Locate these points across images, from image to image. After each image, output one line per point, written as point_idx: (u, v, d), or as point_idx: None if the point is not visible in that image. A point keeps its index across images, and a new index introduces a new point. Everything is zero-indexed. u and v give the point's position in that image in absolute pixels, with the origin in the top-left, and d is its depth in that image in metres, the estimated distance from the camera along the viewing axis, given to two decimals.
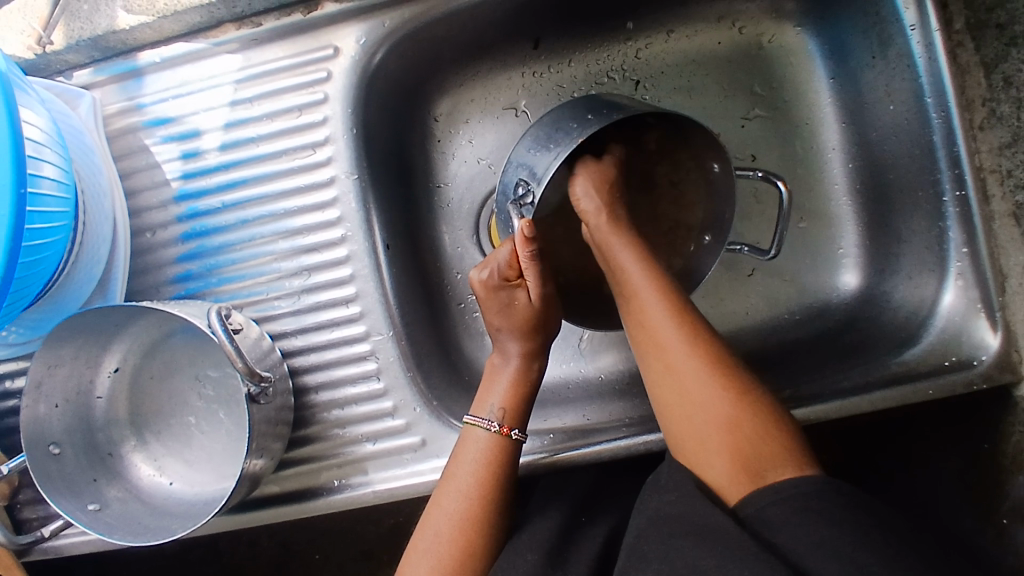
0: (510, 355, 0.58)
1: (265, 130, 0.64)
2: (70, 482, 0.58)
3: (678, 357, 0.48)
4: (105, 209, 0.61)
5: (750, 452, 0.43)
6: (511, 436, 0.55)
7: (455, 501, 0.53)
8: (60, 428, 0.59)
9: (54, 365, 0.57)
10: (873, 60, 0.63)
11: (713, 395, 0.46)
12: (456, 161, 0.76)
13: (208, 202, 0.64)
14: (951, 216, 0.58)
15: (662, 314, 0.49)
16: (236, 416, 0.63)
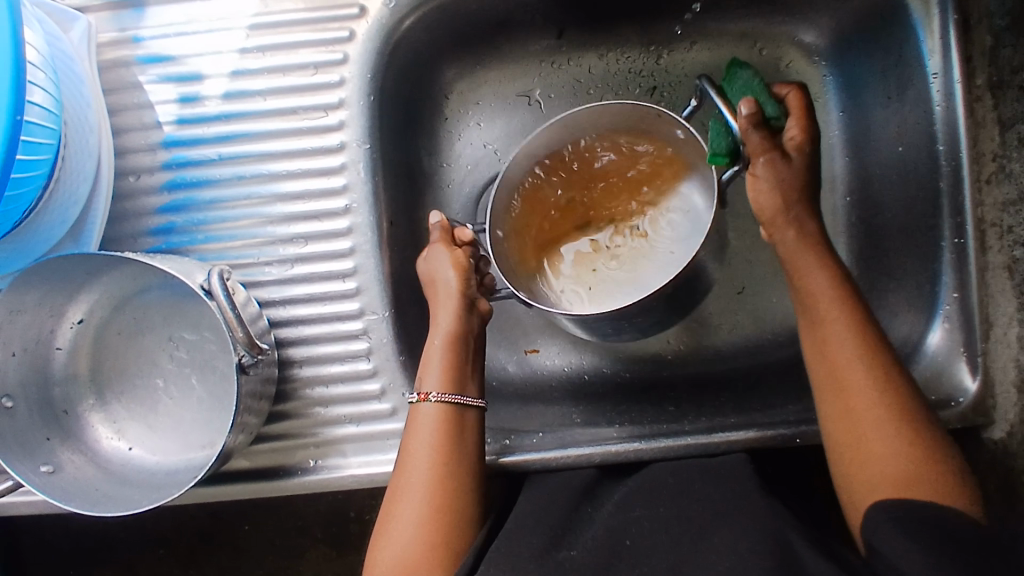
0: (445, 327, 0.60)
1: (275, 84, 0.60)
2: (22, 439, 0.54)
3: (859, 393, 0.49)
4: (90, 145, 0.55)
5: (902, 467, 0.46)
6: (428, 402, 0.56)
7: (423, 469, 0.54)
8: (15, 380, 0.54)
9: (16, 310, 0.53)
10: (887, 100, 0.65)
11: (869, 393, 0.48)
12: (463, 143, 0.74)
13: (201, 152, 0.60)
14: (946, 261, 0.60)
15: (866, 381, 0.49)
16: (211, 383, 0.59)
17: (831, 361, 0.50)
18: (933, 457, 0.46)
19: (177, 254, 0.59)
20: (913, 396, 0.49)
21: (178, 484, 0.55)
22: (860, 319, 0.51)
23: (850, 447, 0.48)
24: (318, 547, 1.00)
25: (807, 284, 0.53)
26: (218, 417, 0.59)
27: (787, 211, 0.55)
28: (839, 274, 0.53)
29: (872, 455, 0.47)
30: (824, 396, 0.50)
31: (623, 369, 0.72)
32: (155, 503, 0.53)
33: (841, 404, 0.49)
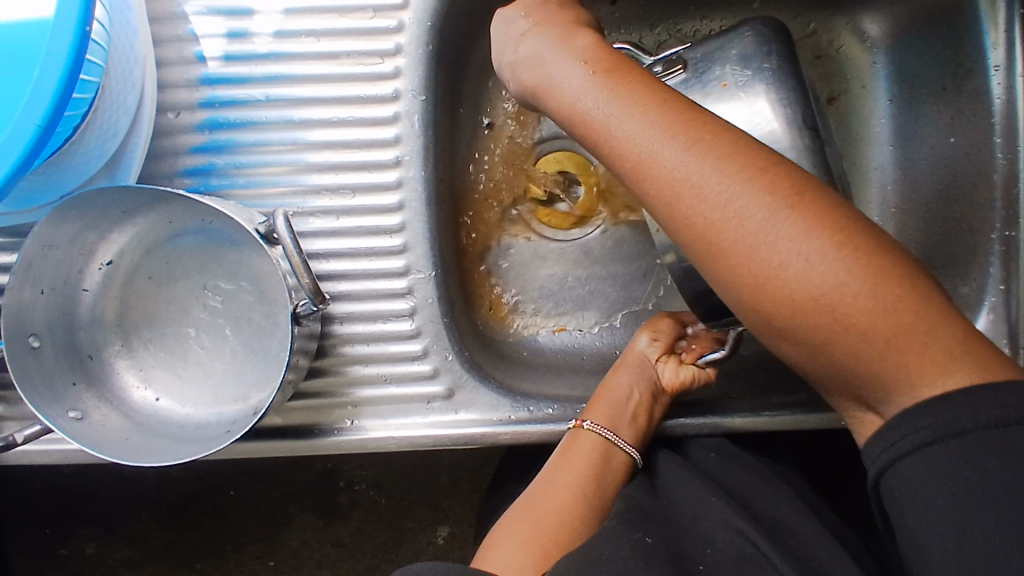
0: (625, 378, 0.61)
1: (330, 25, 0.57)
2: (47, 383, 0.51)
3: (789, 288, 0.40)
4: (133, 77, 0.52)
5: (874, 339, 0.40)
6: (581, 428, 0.57)
7: (557, 493, 0.54)
8: (41, 319, 0.51)
9: (48, 246, 0.50)
10: (941, 91, 0.64)
11: (796, 274, 0.40)
12: (502, 102, 0.71)
13: (248, 91, 0.57)
14: (994, 253, 0.60)
15: (794, 261, 0.40)
16: (245, 336, 0.57)
17: (725, 267, 0.42)
18: (896, 309, 0.39)
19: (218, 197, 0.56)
20: (849, 243, 0.40)
21: (211, 440, 0.53)
22: (702, 162, 0.42)
23: (808, 347, 0.42)
24: (305, 514, 1.01)
25: (625, 161, 0.44)
26: (252, 371, 0.56)
27: (657, 140, 0.43)
28: (659, 131, 0.43)
29: (845, 345, 0.40)
30: (738, 299, 0.43)
31: None
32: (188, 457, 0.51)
33: (765, 302, 0.41)
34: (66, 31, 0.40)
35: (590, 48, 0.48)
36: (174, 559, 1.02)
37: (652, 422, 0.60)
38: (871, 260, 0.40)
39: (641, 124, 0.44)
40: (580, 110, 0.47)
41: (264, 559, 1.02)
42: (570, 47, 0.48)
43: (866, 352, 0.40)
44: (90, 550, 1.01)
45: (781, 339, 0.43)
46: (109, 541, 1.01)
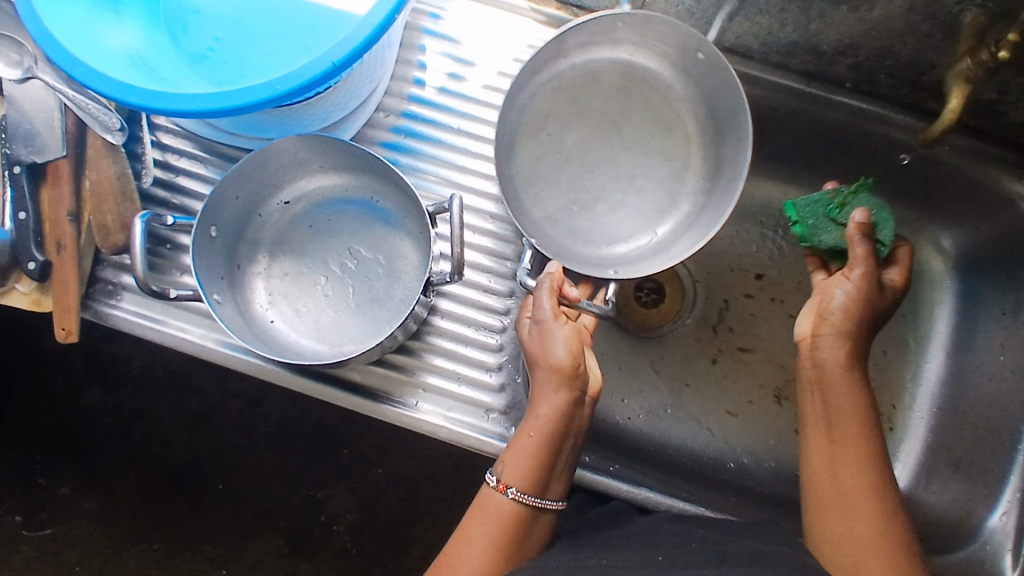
0: (542, 426, 0.57)
1: None
2: (209, 266, 0.61)
3: (839, 478, 0.55)
4: (375, 76, 0.66)
5: (857, 532, 0.52)
6: (503, 494, 0.56)
7: (481, 555, 0.54)
8: (225, 217, 0.62)
9: (260, 164, 0.61)
10: (1000, 316, 0.73)
11: (852, 484, 0.54)
12: None
13: (446, 119, 0.70)
14: (1017, 463, 0.67)
15: (852, 465, 0.55)
16: (362, 300, 0.64)
17: (823, 459, 0.56)
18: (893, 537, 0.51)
19: (336, 189, 0.66)
20: (885, 489, 0.54)
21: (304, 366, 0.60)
22: (827, 369, 0.59)
23: (819, 494, 0.55)
24: (275, 535, 1.06)
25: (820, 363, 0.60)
26: (354, 328, 0.64)
27: (852, 366, 0.59)
28: (849, 362, 0.59)
29: (840, 527, 0.53)
30: (813, 485, 0.56)
31: (699, 457, 0.76)
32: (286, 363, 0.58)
33: (818, 487, 0.56)
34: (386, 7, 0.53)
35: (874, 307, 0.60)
36: (137, 525, 1.07)
37: (571, 461, 0.60)
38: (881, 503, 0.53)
39: (851, 365, 0.59)
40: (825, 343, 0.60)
41: None
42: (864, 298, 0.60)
43: (842, 523, 0.53)
44: (64, 490, 1.06)
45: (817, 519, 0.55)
46: (88, 490, 1.06)
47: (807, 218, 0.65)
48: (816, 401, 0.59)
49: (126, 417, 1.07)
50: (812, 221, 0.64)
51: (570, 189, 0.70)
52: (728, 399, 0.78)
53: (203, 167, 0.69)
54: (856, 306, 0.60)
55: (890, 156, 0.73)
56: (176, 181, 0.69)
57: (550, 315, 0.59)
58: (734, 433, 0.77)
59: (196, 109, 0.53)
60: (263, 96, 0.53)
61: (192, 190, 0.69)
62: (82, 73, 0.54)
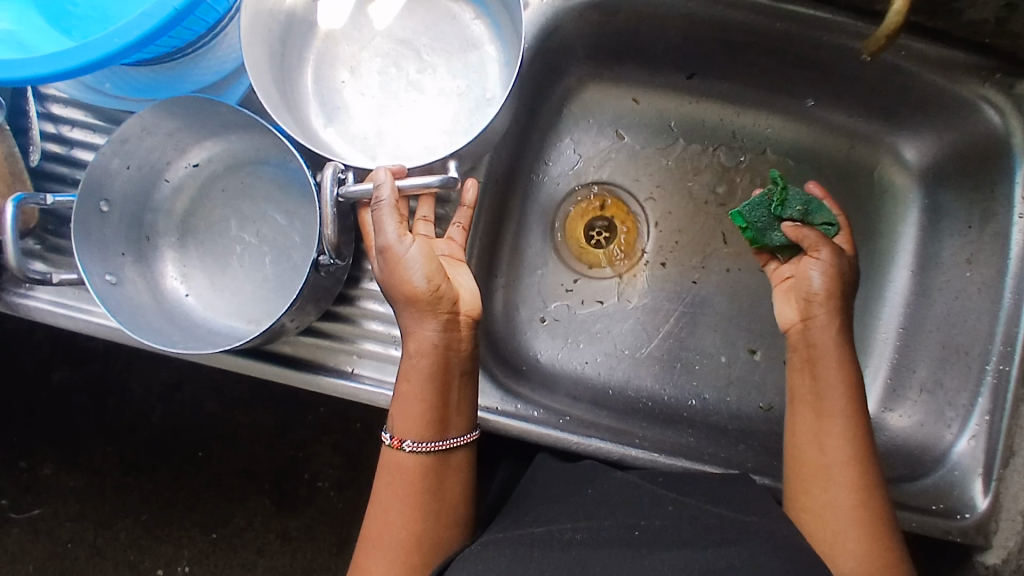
0: (419, 365, 0.53)
1: (434, 34, 0.63)
2: (102, 244, 0.57)
3: (823, 459, 0.53)
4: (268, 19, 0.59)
5: (841, 519, 0.51)
6: (401, 449, 0.53)
7: (401, 519, 0.52)
8: (119, 188, 0.58)
9: (146, 130, 0.56)
10: (966, 229, 0.69)
11: (840, 468, 0.52)
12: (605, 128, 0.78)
13: (342, 69, 0.62)
14: (986, 383, 0.64)
15: (838, 446, 0.53)
16: (281, 269, 0.60)
17: (805, 439, 0.54)
18: (877, 526, 0.50)
19: (239, 150, 0.61)
20: (875, 477, 0.52)
21: (211, 345, 0.58)
22: (810, 347, 0.56)
23: (799, 474, 0.54)
24: (261, 496, 1.02)
25: (807, 339, 0.57)
26: (274, 299, 0.60)
27: (840, 344, 0.56)
28: (839, 340, 0.56)
29: (824, 514, 0.51)
30: (792, 465, 0.54)
31: (659, 399, 0.73)
32: (186, 350, 0.56)
33: (798, 467, 0.54)
34: None
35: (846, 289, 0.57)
36: (122, 499, 1.02)
37: (470, 390, 0.56)
38: (868, 489, 0.51)
39: (840, 343, 0.56)
40: (814, 320, 0.57)
41: (207, 528, 1.02)
42: (843, 278, 0.57)
43: (823, 507, 0.51)
44: (47, 471, 1.02)
45: (795, 497, 0.53)
46: (71, 467, 1.02)
47: (760, 221, 0.62)
48: (802, 372, 0.56)
49: (98, 392, 1.03)
50: (763, 224, 0.62)
51: (416, 114, 0.61)
52: (690, 336, 0.75)
53: (97, 137, 0.63)
54: (835, 287, 0.57)
55: (845, 64, 0.67)
56: (71, 154, 0.63)
57: (394, 237, 0.53)
58: (695, 371, 0.74)
59: (40, 75, 0.45)
60: (110, 53, 0.45)
61: (88, 163, 0.63)
62: None
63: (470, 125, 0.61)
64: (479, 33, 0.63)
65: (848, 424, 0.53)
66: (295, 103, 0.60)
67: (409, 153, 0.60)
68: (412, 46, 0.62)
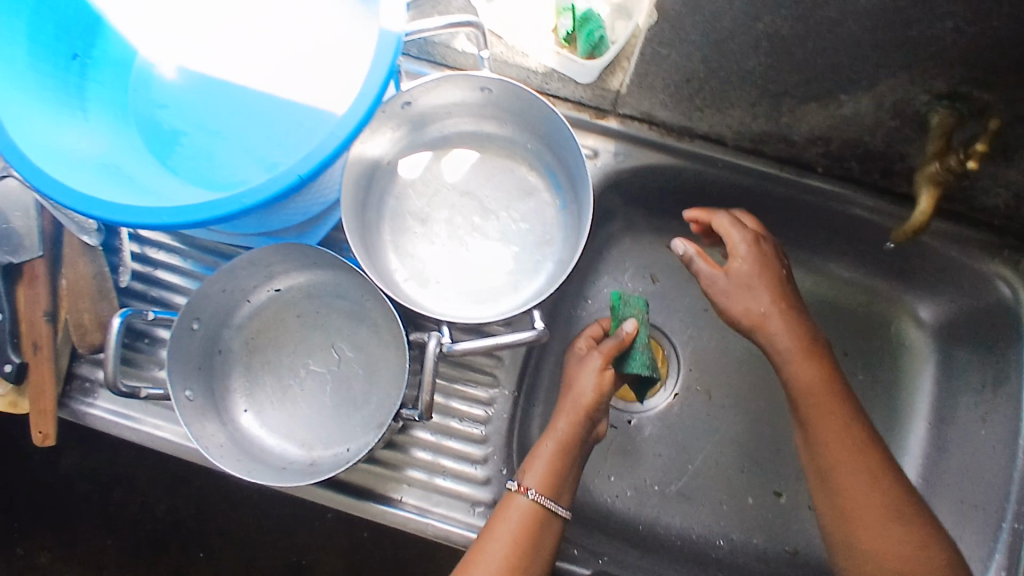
0: (556, 435, 0.63)
1: (498, 188, 0.69)
2: (185, 359, 0.60)
3: (847, 480, 0.59)
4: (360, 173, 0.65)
5: (879, 530, 0.57)
6: (525, 495, 0.60)
7: (498, 554, 0.57)
8: (210, 308, 0.62)
9: (252, 262, 0.62)
10: (981, 389, 0.73)
11: (871, 491, 0.58)
12: (641, 270, 0.83)
13: (413, 214, 0.68)
14: (1004, 543, 0.66)
15: (860, 473, 0.59)
16: (343, 399, 0.65)
17: (833, 461, 0.60)
18: (913, 525, 0.57)
19: (312, 282, 0.66)
20: (885, 470, 0.59)
21: (267, 468, 0.61)
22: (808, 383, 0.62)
23: (836, 506, 0.59)
24: None
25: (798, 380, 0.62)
26: (334, 427, 0.64)
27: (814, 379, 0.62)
28: (828, 373, 0.63)
29: (863, 526, 0.58)
30: (825, 508, 0.60)
31: (687, 539, 0.76)
32: (252, 476, 0.59)
33: (841, 504, 0.59)
34: (360, 111, 0.49)
35: (801, 329, 0.64)
36: None
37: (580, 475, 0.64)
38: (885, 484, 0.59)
39: (829, 375, 0.62)
40: (794, 369, 0.62)
41: None
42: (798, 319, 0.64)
43: (846, 511, 0.58)
44: (44, 560, 1.00)
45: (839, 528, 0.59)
46: (67, 559, 1.00)
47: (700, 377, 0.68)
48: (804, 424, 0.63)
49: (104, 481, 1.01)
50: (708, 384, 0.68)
51: (484, 257, 0.68)
52: (718, 474, 0.78)
53: (182, 259, 0.68)
54: (796, 315, 0.64)
55: (869, 232, 0.73)
56: (154, 274, 0.68)
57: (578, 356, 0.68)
58: (720, 509, 0.77)
59: (162, 225, 0.49)
60: (229, 212, 0.49)
61: (173, 286, 0.68)
62: (49, 186, 0.51)
63: (537, 266, 0.67)
64: (536, 184, 0.69)
65: (858, 469, 0.59)
66: (374, 249, 0.66)
67: (482, 295, 0.67)
68: (478, 198, 0.69)
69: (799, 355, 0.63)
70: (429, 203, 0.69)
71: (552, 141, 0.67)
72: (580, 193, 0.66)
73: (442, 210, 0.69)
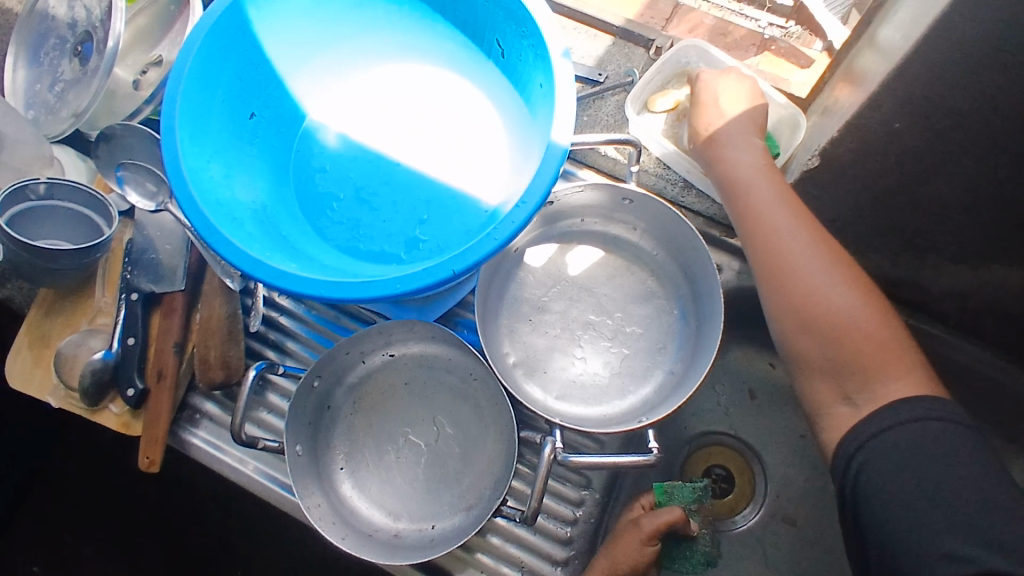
0: None
1: (618, 289, 0.70)
2: (301, 413, 0.63)
3: (895, 434, 0.47)
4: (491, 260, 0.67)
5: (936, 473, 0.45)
6: None
7: None
8: (332, 367, 0.65)
9: (380, 328, 0.64)
10: None
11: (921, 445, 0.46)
12: (740, 383, 0.82)
13: (533, 302, 0.70)
14: None
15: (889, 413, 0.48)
16: (437, 475, 0.65)
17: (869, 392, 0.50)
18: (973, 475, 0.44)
19: (426, 354, 0.68)
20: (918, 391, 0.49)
21: (356, 534, 0.62)
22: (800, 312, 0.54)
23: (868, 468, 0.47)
24: None
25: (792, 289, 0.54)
26: (424, 503, 0.64)
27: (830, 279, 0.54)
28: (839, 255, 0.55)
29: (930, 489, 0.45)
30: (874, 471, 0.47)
31: None
32: (343, 541, 0.59)
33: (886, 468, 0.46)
34: (517, 220, 0.51)
35: (823, 250, 0.55)
36: None
37: None
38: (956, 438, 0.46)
39: (819, 260, 0.55)
40: (813, 297, 0.53)
41: None
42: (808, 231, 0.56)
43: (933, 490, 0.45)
44: None
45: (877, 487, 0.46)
46: None
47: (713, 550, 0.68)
48: (800, 328, 0.54)
49: None
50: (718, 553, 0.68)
51: (595, 355, 0.68)
52: None
53: (304, 308, 0.72)
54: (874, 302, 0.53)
55: (988, 404, 0.67)
56: (278, 319, 0.72)
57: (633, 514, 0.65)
58: None
59: (315, 296, 0.52)
60: (381, 293, 0.51)
61: (295, 334, 0.71)
62: (214, 240, 0.53)
63: (646, 374, 0.67)
64: (656, 291, 0.70)
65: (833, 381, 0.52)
66: (491, 331, 0.68)
67: (589, 394, 0.67)
68: (598, 296, 0.70)
69: (822, 264, 0.54)
70: (549, 295, 0.70)
71: (682, 253, 0.68)
72: (704, 308, 0.66)
73: (561, 302, 0.70)
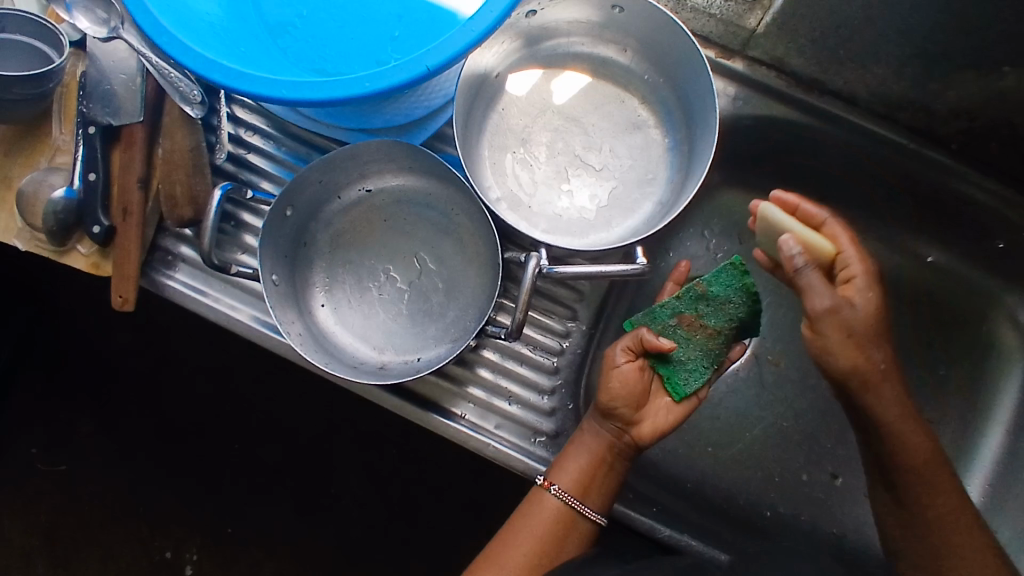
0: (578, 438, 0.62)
1: (605, 117, 0.66)
2: (276, 242, 0.60)
3: None
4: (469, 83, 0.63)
5: None
6: (548, 490, 0.60)
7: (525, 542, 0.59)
8: (305, 198, 0.62)
9: (352, 153, 0.61)
10: None
11: None
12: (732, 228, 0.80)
13: (514, 132, 0.66)
14: None
15: None
16: (419, 308, 0.64)
17: None
18: None
19: (405, 186, 0.65)
20: None
21: (340, 364, 0.61)
22: None
23: None
24: None
25: None
26: (407, 335, 0.63)
27: None
28: None
29: None
30: None
31: (735, 503, 0.75)
32: (326, 368, 0.58)
33: None
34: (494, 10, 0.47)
35: None
36: None
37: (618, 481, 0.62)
38: None
39: None
40: None
41: None
42: None
43: None
44: None
45: None
46: None
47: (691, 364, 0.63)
48: None
49: None
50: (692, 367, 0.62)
51: (581, 186, 0.65)
52: (778, 447, 0.76)
53: (273, 144, 0.68)
54: None
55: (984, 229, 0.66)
56: (246, 158, 0.68)
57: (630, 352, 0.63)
58: (773, 481, 0.75)
59: (276, 99, 0.48)
60: (350, 93, 0.47)
61: (264, 172, 0.68)
62: (164, 41, 0.49)
63: (634, 204, 0.65)
64: (646, 119, 0.66)
65: None
66: (472, 161, 0.64)
67: (574, 226, 0.64)
68: (583, 125, 0.66)
69: None
70: (531, 125, 0.66)
71: (673, 75, 0.64)
72: (698, 130, 0.62)
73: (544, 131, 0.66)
